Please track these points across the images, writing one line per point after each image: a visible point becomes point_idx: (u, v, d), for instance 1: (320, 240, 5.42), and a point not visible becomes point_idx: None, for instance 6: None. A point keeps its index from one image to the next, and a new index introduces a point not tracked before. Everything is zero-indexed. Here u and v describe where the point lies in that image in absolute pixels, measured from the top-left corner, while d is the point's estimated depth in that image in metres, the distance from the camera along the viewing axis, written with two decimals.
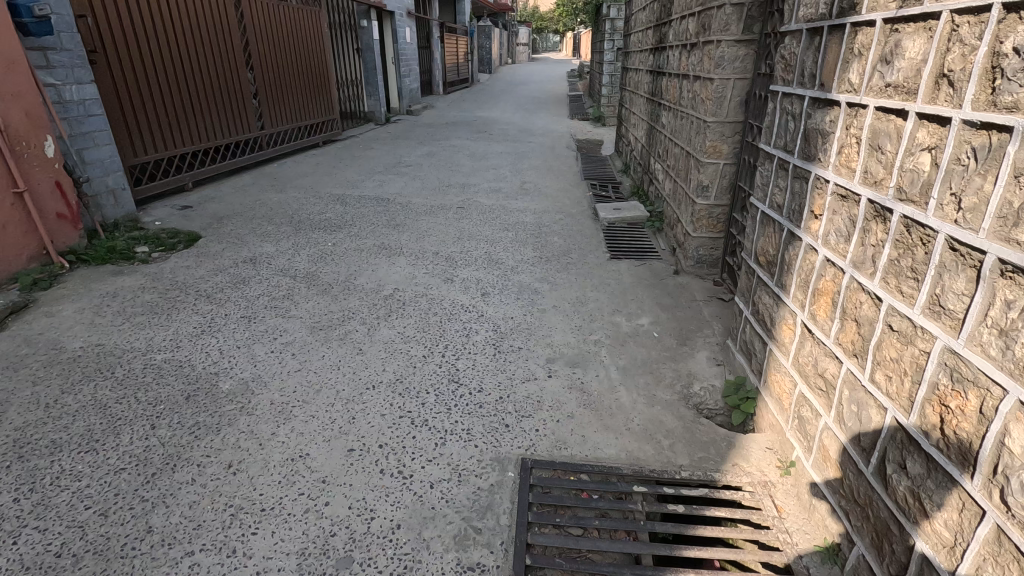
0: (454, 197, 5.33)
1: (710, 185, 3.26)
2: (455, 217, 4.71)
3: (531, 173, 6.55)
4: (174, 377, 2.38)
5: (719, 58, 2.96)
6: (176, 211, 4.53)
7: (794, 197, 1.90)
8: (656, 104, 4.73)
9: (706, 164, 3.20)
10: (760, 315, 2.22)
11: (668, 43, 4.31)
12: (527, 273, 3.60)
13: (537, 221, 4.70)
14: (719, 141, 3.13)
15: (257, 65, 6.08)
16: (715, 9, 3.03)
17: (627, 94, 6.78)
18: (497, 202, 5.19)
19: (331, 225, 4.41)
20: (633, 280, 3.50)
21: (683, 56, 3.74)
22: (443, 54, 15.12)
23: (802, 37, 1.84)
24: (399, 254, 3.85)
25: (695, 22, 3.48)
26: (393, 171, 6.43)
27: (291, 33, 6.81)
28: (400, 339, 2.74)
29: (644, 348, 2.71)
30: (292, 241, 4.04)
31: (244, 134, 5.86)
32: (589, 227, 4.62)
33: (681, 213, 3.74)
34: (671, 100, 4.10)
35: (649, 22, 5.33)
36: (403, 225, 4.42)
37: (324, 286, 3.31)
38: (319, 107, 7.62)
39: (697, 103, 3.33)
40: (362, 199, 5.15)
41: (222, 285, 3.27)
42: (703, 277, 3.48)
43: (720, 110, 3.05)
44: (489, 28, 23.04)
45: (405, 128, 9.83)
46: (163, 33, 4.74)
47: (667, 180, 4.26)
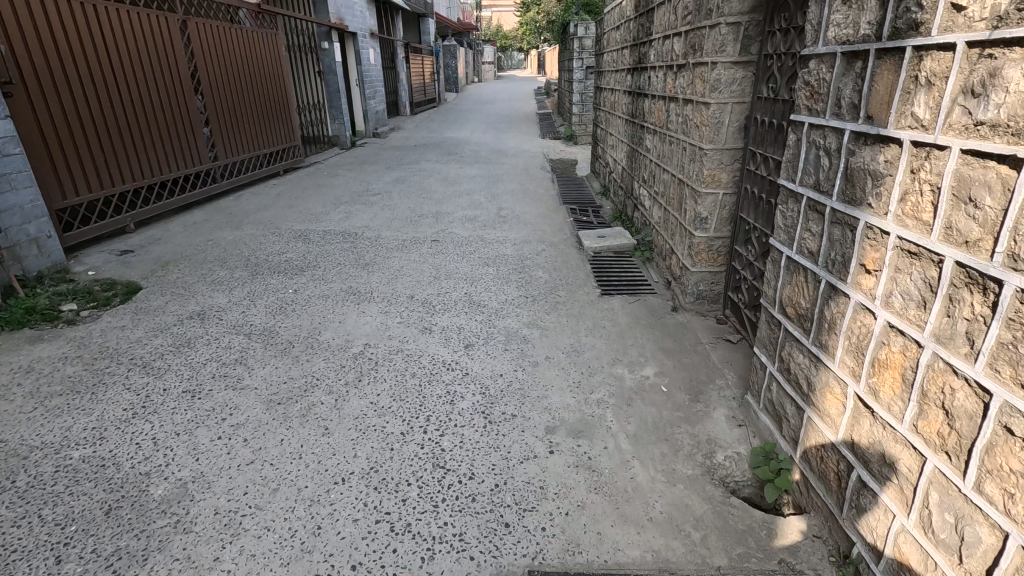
0: (427, 229, 4.97)
1: (709, 216, 3.00)
2: (430, 252, 4.35)
3: (507, 198, 6.26)
4: (92, 483, 1.93)
5: (715, 81, 2.71)
6: (114, 258, 4.03)
7: (834, 246, 1.63)
8: (638, 126, 4.50)
9: (705, 194, 2.94)
10: (792, 375, 1.93)
11: (649, 63, 4.08)
12: (513, 317, 3.26)
13: (519, 253, 4.39)
14: (718, 169, 2.88)
15: (207, 91, 5.63)
16: (707, 29, 2.79)
17: (602, 114, 6.57)
18: (474, 233, 4.86)
19: (293, 267, 4.00)
20: (630, 321, 3.21)
21: (670, 78, 3.51)
22: (409, 74, 14.81)
23: (836, 61, 1.57)
24: (369, 300, 3.46)
25: (682, 42, 3.25)
26: (361, 200, 6.04)
27: (246, 58, 6.39)
28: (373, 412, 2.35)
29: (654, 407, 2.39)
30: (248, 289, 3.61)
31: (194, 166, 5.39)
32: (575, 258, 4.33)
33: (675, 244, 3.48)
34: (657, 124, 3.87)
35: (624, 41, 5.16)
36: (373, 264, 4.04)
37: (284, 345, 2.90)
38: (279, 134, 7.18)
39: (690, 129, 3.08)
40: (326, 235, 4.75)
41: (164, 349, 2.82)
42: (705, 314, 3.21)
43: (718, 137, 2.80)
44: (453, 47, 22.90)
45: (372, 152, 9.45)
46: (95, 61, 4.27)
47: (656, 207, 4.01)
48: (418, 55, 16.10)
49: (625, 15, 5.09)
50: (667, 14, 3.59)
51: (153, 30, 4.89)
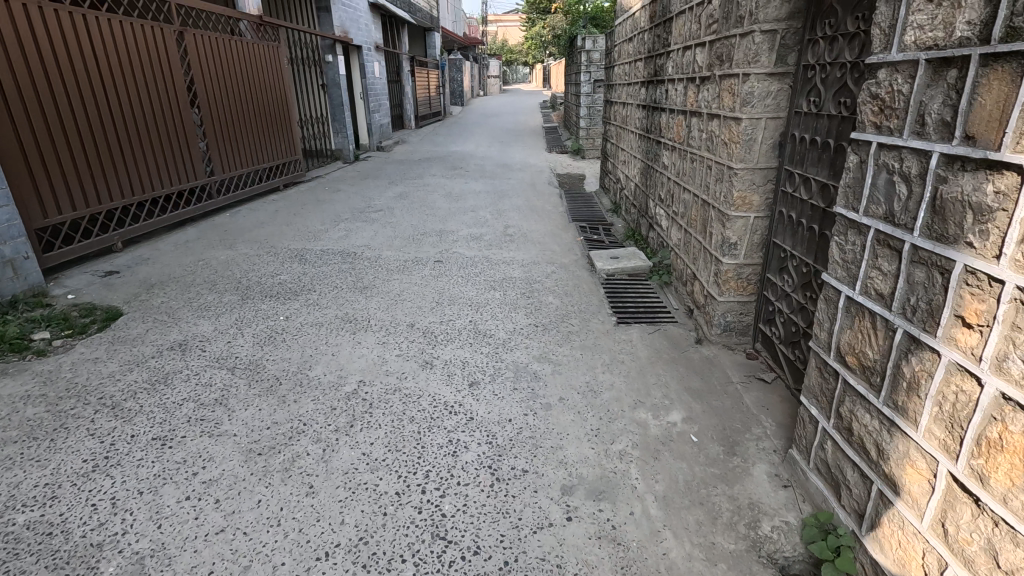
0: (430, 248, 4.72)
1: (739, 242, 2.72)
2: (433, 274, 4.10)
3: (514, 215, 6.01)
4: (34, 558, 1.66)
5: (747, 95, 2.46)
6: (96, 280, 3.80)
7: (915, 290, 1.36)
8: (654, 142, 4.25)
9: (734, 218, 2.68)
10: (853, 436, 1.64)
11: (667, 76, 3.84)
12: (523, 349, 2.99)
13: (527, 276, 4.13)
14: (749, 191, 2.62)
15: (204, 104, 5.44)
16: (738, 38, 2.55)
17: (613, 128, 6.33)
18: (480, 253, 4.61)
19: (287, 290, 3.74)
20: (651, 355, 2.92)
21: (692, 91, 3.26)
22: (414, 87, 14.70)
23: (918, 68, 1.31)
24: (366, 329, 3.20)
25: (706, 53, 3.01)
26: (362, 217, 5.82)
27: (246, 71, 6.22)
28: (366, 465, 2.07)
29: (684, 463, 2.10)
30: (237, 315, 3.35)
31: (189, 182, 5.18)
32: (587, 281, 4.06)
33: (698, 269, 3.21)
34: (676, 140, 3.62)
35: (638, 53, 4.94)
36: (371, 288, 3.79)
37: (270, 381, 2.63)
38: (280, 148, 6.99)
39: (716, 146, 2.83)
40: (324, 255, 4.51)
41: (138, 386, 2.56)
42: (734, 348, 2.92)
43: (750, 156, 2.55)
44: (459, 60, 22.92)
45: (375, 166, 9.27)
46: (84, 73, 4.07)
47: (675, 228, 3.75)
48: (424, 68, 16.03)
49: (639, 26, 4.86)
50: (688, 23, 3.35)
51: (147, 41, 4.71)
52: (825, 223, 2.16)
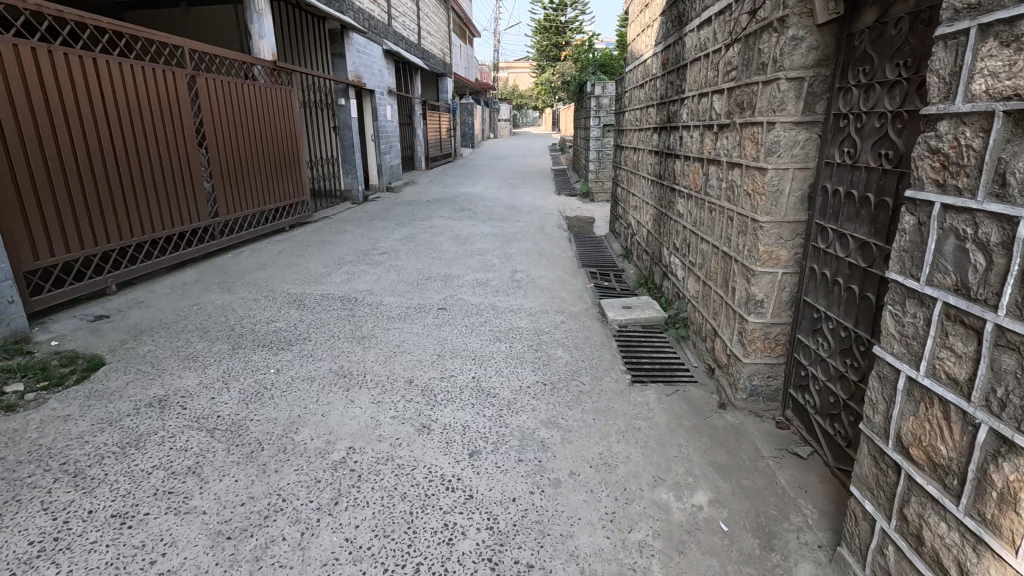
0: (435, 294, 4.54)
1: (766, 300, 2.51)
2: (435, 323, 3.90)
3: (522, 259, 5.85)
4: None
5: (772, 144, 2.31)
6: (84, 325, 3.64)
7: (1005, 379, 1.12)
8: (668, 188, 4.11)
9: (760, 273, 2.47)
10: (925, 546, 1.37)
11: (681, 122, 3.73)
12: (530, 412, 2.74)
13: (535, 326, 3.91)
14: (776, 245, 2.43)
15: (212, 146, 5.43)
16: (761, 86, 2.41)
17: (624, 173, 6.24)
18: (485, 300, 4.43)
19: (281, 339, 3.55)
20: (670, 421, 2.66)
21: (709, 138, 3.12)
22: (425, 129, 14.94)
23: (994, 121, 1.13)
24: (361, 384, 2.98)
25: (724, 99, 2.89)
26: (367, 260, 5.69)
27: (256, 114, 6.26)
28: (348, 554, 1.81)
29: (714, 559, 1.81)
30: (225, 367, 3.15)
31: (191, 222, 5.11)
32: (598, 333, 3.84)
33: (719, 326, 2.98)
34: (692, 188, 3.46)
35: (649, 99, 4.87)
36: (370, 338, 3.59)
37: (251, 447, 2.39)
38: (287, 188, 6.97)
39: (737, 197, 2.66)
40: (324, 300, 4.34)
41: (106, 449, 2.33)
42: (761, 415, 2.66)
43: (776, 208, 2.37)
44: (470, 104, 23.51)
45: (384, 207, 9.26)
46: (89, 115, 4.04)
47: (692, 280, 3.54)
48: (436, 111, 16.36)
49: (651, 73, 4.81)
50: (704, 70, 3.25)
51: (157, 84, 4.72)
52: (869, 284, 1.95)
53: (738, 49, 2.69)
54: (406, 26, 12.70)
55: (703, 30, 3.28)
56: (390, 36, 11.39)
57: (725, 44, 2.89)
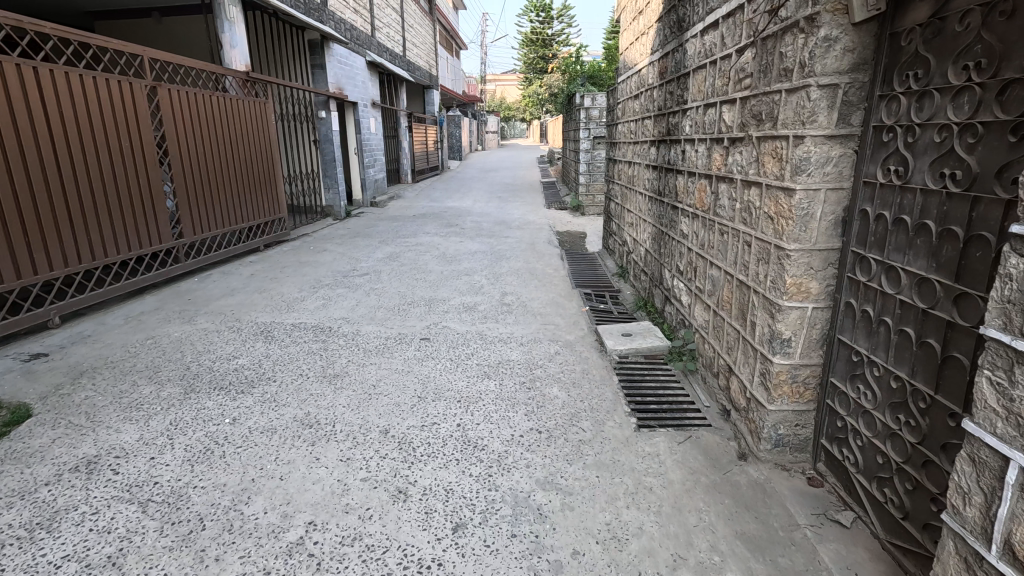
0: (417, 323, 4.18)
1: (794, 339, 2.18)
2: (418, 357, 3.54)
3: (511, 280, 5.51)
4: None
5: (801, 162, 1.99)
6: (16, 366, 3.21)
7: None
8: (669, 207, 3.81)
9: (787, 309, 2.15)
10: None
11: (684, 135, 3.44)
12: (523, 469, 2.38)
13: (527, 359, 3.56)
14: (806, 276, 2.11)
15: (176, 163, 5.05)
16: (784, 94, 2.10)
17: (617, 187, 5.95)
18: (473, 328, 4.08)
19: (242, 380, 3.16)
20: (686, 478, 2.31)
21: (718, 153, 2.81)
22: (411, 142, 14.64)
23: None
24: (330, 436, 2.60)
25: (737, 110, 2.59)
26: (346, 282, 5.32)
27: (227, 128, 5.89)
28: None
29: None
30: (172, 417, 2.75)
31: (151, 245, 4.70)
32: (597, 366, 3.49)
33: (735, 364, 2.65)
34: (699, 208, 3.15)
35: (645, 111, 4.61)
36: (343, 378, 3.20)
37: (189, 525, 1.99)
38: (262, 206, 6.58)
39: (757, 219, 2.34)
40: (295, 331, 3.96)
41: (9, 535, 1.92)
42: (789, 469, 2.32)
43: (806, 235, 2.06)
44: (458, 116, 23.28)
45: (367, 223, 8.89)
46: (30, 129, 3.62)
47: (700, 308, 3.22)
48: (422, 124, 16.07)
49: (647, 83, 4.53)
50: (710, 79, 2.95)
51: (114, 97, 4.33)
52: (929, 329, 1.63)
53: (753, 53, 2.39)
54: (390, 38, 12.43)
55: (709, 36, 3.00)
56: (374, 48, 11.09)
57: (735, 49, 2.59)
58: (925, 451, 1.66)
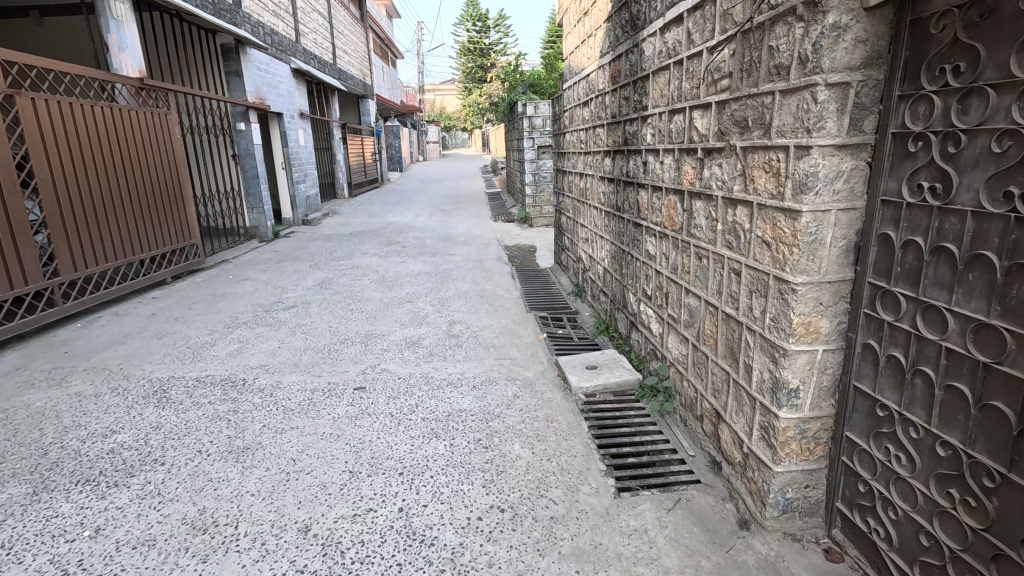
0: (351, 367, 3.59)
1: (803, 388, 1.81)
2: (352, 414, 2.97)
3: (459, 305, 5.00)
4: None
5: (807, 177, 1.63)
6: None
7: None
8: (630, 224, 3.45)
9: (794, 354, 1.78)
10: None
11: (644, 145, 3.09)
12: (486, 570, 1.88)
13: (482, 406, 3.07)
14: (815, 314, 1.74)
15: (46, 186, 4.18)
16: (779, 95, 1.74)
17: (568, 201, 5.61)
18: (417, 370, 3.54)
19: (117, 466, 2.46)
20: (684, 563, 1.89)
21: (691, 166, 2.46)
22: (346, 154, 13.81)
23: None
24: (230, 545, 1.98)
25: (712, 116, 2.23)
26: (269, 318, 4.63)
27: (118, 143, 5.03)
28: None
29: None
30: (7, 535, 2.04)
31: (10, 291, 3.84)
32: (562, 410, 3.04)
33: (724, 410, 2.28)
34: (668, 227, 2.79)
35: (595, 119, 4.28)
36: (255, 452, 2.58)
37: None
38: (167, 232, 5.71)
39: (749, 245, 1.97)
40: (199, 388, 3.27)
41: None
42: (801, 540, 1.94)
43: (814, 265, 1.69)
44: (396, 126, 22.48)
45: (298, 244, 8.11)
46: None
47: (674, 339, 2.85)
48: (358, 135, 15.25)
49: (597, 88, 4.18)
50: (676, 81, 2.60)
51: None
52: (995, 387, 1.29)
53: (731, 49, 2.04)
54: (318, 43, 11.63)
55: (671, 33, 2.65)
56: (299, 54, 10.29)
57: (706, 47, 2.25)
58: (994, 541, 1.31)
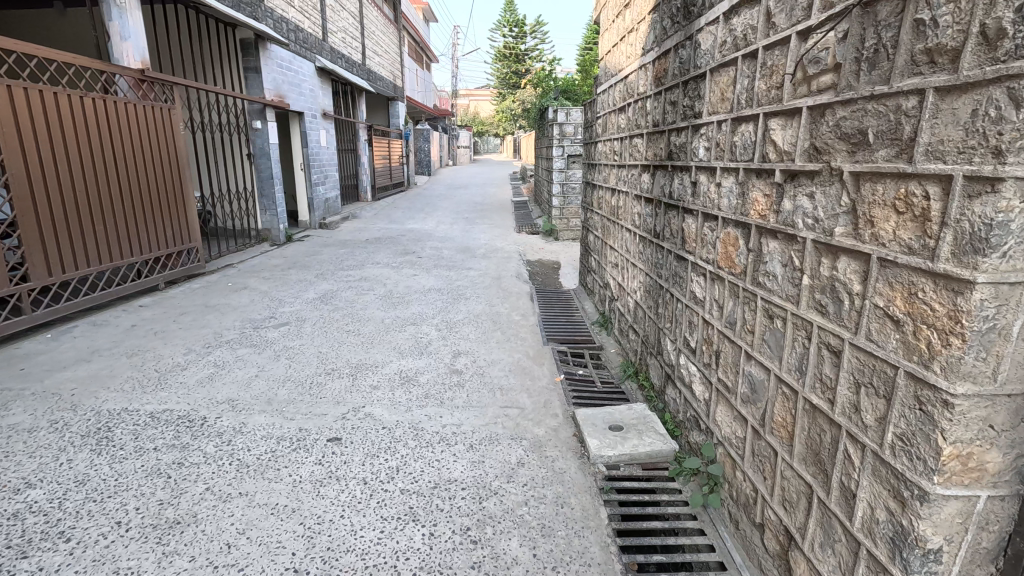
0: (331, 409, 3.05)
1: (948, 550, 1.16)
2: (318, 477, 2.42)
3: (468, 332, 4.44)
4: None
5: (989, 228, 1.00)
6: None
7: None
8: (671, 255, 2.83)
9: (942, 497, 1.13)
10: None
11: (695, 161, 2.47)
12: None
13: (478, 475, 2.49)
14: (981, 440, 1.10)
15: (17, 181, 3.81)
16: (936, 96, 1.11)
17: (597, 218, 5.00)
18: (407, 417, 2.98)
19: (12, 540, 1.97)
20: None
21: (765, 193, 1.84)
22: (371, 156, 13.49)
23: None
24: None
25: (802, 124, 1.61)
26: (257, 337, 4.16)
27: (112, 138, 4.68)
28: None
29: None
30: None
31: None
32: (577, 488, 2.44)
33: (801, 535, 1.64)
34: (725, 268, 2.16)
35: (633, 126, 3.67)
36: (184, 530, 2.06)
37: None
38: (163, 235, 5.33)
39: (862, 316, 1.34)
40: (149, 428, 2.78)
41: None
42: None
43: (986, 367, 1.06)
44: (427, 130, 22.23)
45: (310, 249, 7.71)
46: None
47: (725, 412, 2.21)
48: (386, 137, 14.94)
49: (636, 92, 3.57)
50: (746, 80, 1.99)
51: None
52: None
53: (840, 31, 1.42)
54: (346, 43, 11.36)
55: (741, 18, 2.04)
56: (325, 53, 10.00)
57: (795, 31, 1.64)
58: None
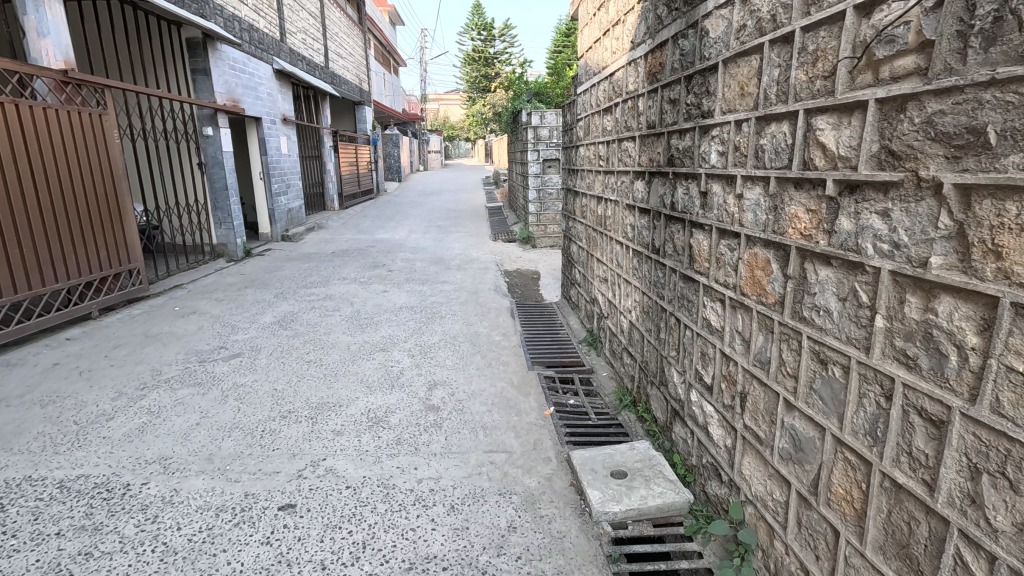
0: (285, 465, 2.58)
1: None
2: (263, 566, 1.95)
3: (444, 357, 4.01)
4: None
5: None
6: None
7: None
8: (676, 274, 2.47)
9: None
10: None
11: (705, 167, 2.12)
12: None
13: (462, 548, 2.07)
14: None
15: None
16: None
17: (581, 227, 4.64)
18: (375, 472, 2.53)
19: None
20: None
21: (809, 208, 1.49)
22: (338, 163, 12.89)
23: None
24: None
25: (867, 122, 1.26)
26: (202, 373, 3.65)
27: (27, 149, 4.08)
28: None
29: None
30: None
31: None
32: (581, 557, 2.04)
33: None
34: (752, 296, 1.81)
35: (622, 128, 3.32)
36: None
37: None
38: (96, 257, 4.73)
39: (986, 378, 0.99)
40: (53, 504, 2.27)
41: None
42: None
43: None
44: (396, 135, 21.64)
45: (270, 264, 7.14)
46: None
47: (755, 465, 1.86)
48: (352, 143, 14.35)
49: (625, 89, 3.23)
50: (775, 70, 1.64)
51: None
52: None
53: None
54: (307, 44, 10.77)
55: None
56: (284, 55, 9.42)
57: (852, 5, 1.29)
58: None
